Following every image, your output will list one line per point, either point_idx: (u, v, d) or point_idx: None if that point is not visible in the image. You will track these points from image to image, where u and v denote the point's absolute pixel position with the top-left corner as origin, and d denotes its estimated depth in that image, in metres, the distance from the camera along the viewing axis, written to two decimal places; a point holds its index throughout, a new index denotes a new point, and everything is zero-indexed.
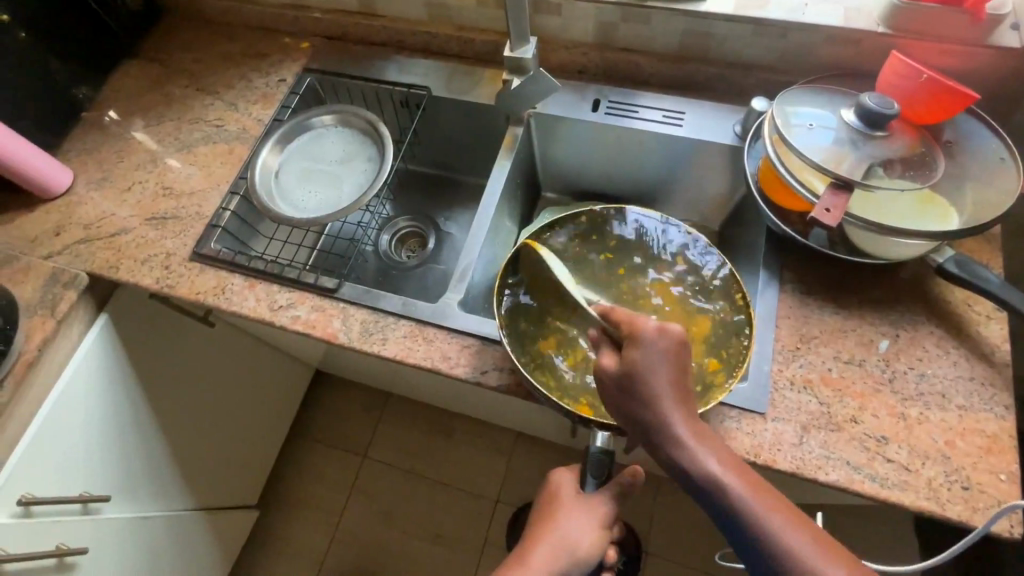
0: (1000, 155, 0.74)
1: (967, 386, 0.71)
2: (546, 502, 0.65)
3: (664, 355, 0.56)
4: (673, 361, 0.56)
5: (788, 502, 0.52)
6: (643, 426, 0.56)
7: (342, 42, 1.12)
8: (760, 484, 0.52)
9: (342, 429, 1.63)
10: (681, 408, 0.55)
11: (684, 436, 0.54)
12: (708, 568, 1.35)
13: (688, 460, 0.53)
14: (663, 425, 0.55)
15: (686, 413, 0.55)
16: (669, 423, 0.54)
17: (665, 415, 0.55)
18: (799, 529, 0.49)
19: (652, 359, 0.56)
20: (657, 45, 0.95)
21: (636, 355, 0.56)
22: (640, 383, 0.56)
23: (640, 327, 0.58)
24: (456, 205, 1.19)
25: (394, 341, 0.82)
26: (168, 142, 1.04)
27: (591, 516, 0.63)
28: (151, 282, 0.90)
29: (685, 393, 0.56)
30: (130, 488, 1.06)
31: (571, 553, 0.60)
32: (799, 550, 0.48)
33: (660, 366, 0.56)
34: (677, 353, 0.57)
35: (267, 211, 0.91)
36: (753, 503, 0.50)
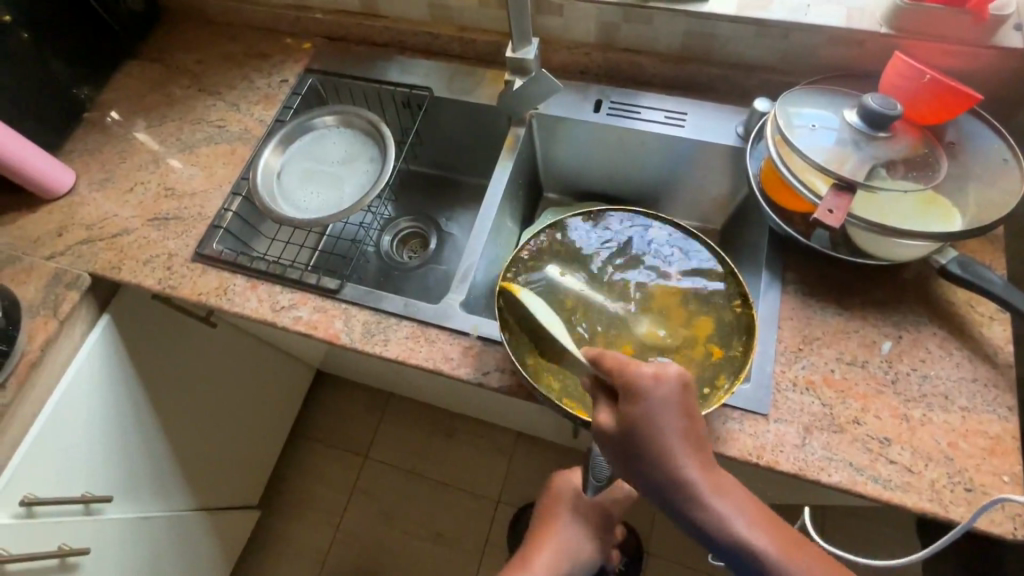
0: (1003, 155, 0.74)
1: (970, 388, 0.71)
2: (549, 504, 0.65)
3: (669, 406, 0.52)
4: (679, 410, 0.52)
5: (807, 539, 0.50)
6: (659, 486, 0.51)
7: (344, 43, 1.12)
8: (779, 526, 0.50)
9: (344, 429, 1.63)
10: (694, 458, 0.51)
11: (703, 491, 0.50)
12: (709, 568, 1.34)
13: (711, 519, 0.49)
14: (678, 483, 0.50)
15: (700, 463, 0.51)
16: (686, 481, 0.50)
17: (680, 471, 0.50)
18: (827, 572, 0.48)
19: (658, 410, 0.51)
20: (660, 46, 0.95)
21: (641, 409, 0.52)
22: (650, 439, 0.51)
23: (639, 375, 0.53)
24: (459, 206, 1.19)
25: (397, 341, 0.82)
26: (170, 142, 1.05)
27: (593, 515, 0.64)
28: (154, 282, 0.90)
29: (693, 441, 0.52)
30: (132, 489, 1.06)
31: (575, 553, 0.61)
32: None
33: (667, 417, 0.51)
34: (681, 396, 0.52)
35: (269, 211, 0.91)
36: (781, 553, 0.48)
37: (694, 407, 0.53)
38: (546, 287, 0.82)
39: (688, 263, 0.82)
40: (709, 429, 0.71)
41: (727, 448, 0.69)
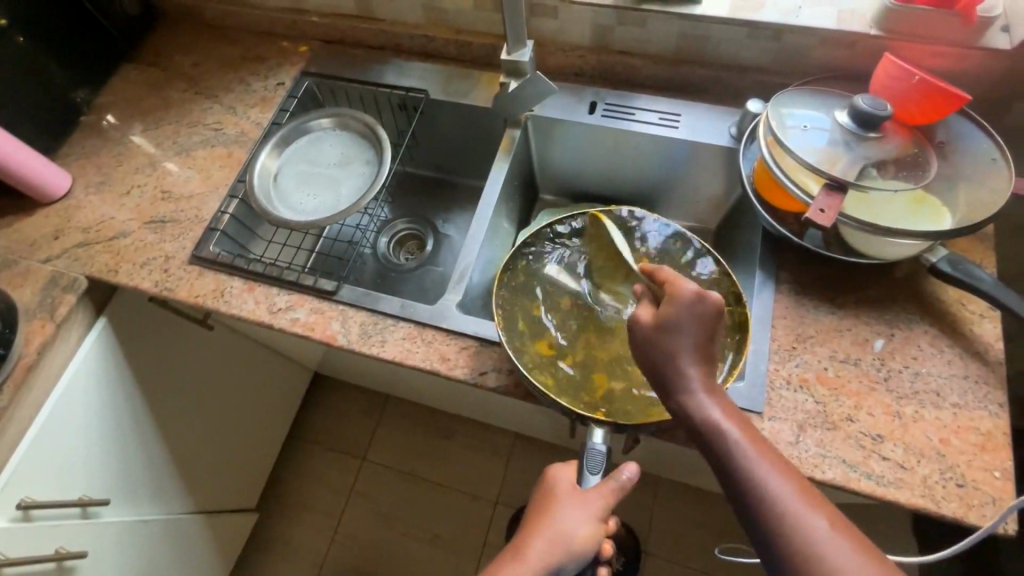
0: (993, 155, 0.75)
1: (962, 385, 0.72)
2: (542, 498, 0.65)
3: (693, 315, 0.56)
4: (703, 324, 0.56)
5: (789, 463, 0.52)
6: (656, 372, 0.57)
7: (341, 46, 1.12)
8: (763, 441, 0.53)
9: (342, 430, 1.64)
10: (701, 363, 0.56)
11: (697, 386, 0.55)
12: (708, 568, 1.35)
13: (698, 406, 0.54)
14: (678, 372, 0.56)
15: (704, 369, 0.56)
16: (684, 374, 0.55)
17: (681, 366, 0.56)
18: (798, 489, 0.49)
19: (681, 312, 0.56)
20: (654, 48, 0.96)
21: (666, 307, 0.57)
22: (662, 336, 0.56)
23: (678, 286, 0.58)
24: (455, 207, 1.19)
25: (394, 343, 0.82)
26: (167, 145, 1.05)
27: (587, 510, 0.62)
28: (151, 285, 0.90)
29: (709, 351, 0.57)
30: (129, 491, 1.06)
31: (565, 549, 0.60)
32: (791, 503, 0.48)
33: (689, 321, 0.56)
34: (710, 320, 0.56)
35: (267, 214, 0.92)
36: (754, 454, 0.51)
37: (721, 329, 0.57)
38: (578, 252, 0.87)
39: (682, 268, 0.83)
40: None
41: None
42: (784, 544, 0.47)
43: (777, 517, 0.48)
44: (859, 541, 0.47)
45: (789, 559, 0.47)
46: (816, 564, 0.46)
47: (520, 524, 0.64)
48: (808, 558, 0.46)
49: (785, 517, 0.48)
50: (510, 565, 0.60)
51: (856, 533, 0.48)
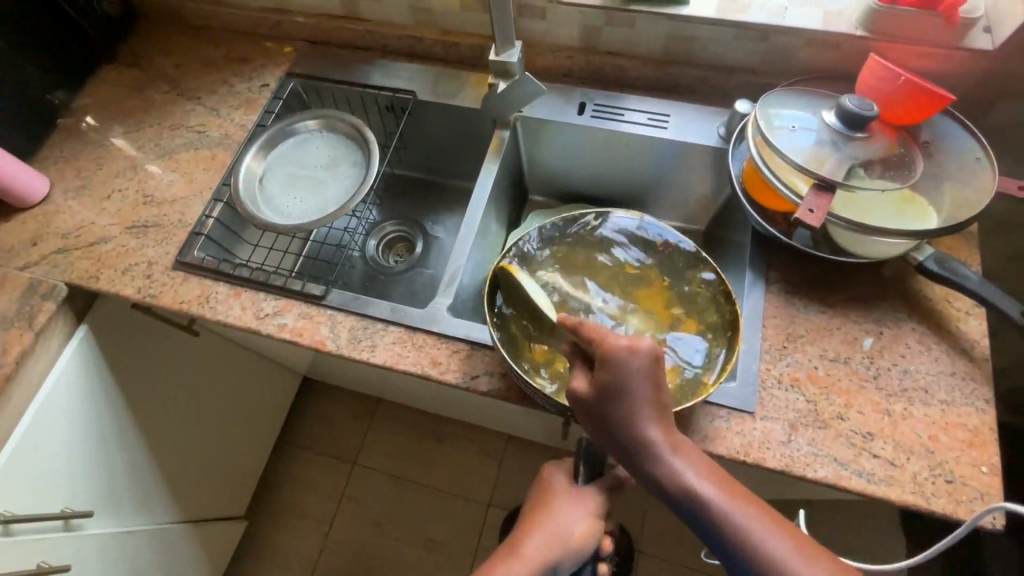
0: (977, 154, 0.76)
1: (949, 382, 0.73)
2: (539, 496, 0.65)
3: (637, 373, 0.55)
4: (647, 377, 0.56)
5: (763, 502, 0.53)
6: (618, 440, 0.56)
7: (326, 47, 1.11)
8: (736, 487, 0.53)
9: (332, 437, 1.62)
10: (655, 419, 0.56)
11: (659, 446, 0.55)
12: (700, 566, 1.35)
13: (665, 469, 0.54)
14: (637, 437, 0.55)
15: (661, 423, 0.56)
16: (644, 437, 0.55)
17: (639, 429, 0.55)
18: (777, 529, 0.50)
19: (620, 375, 0.55)
20: (641, 49, 0.96)
21: (604, 374, 0.56)
22: (615, 402, 0.56)
23: (613, 344, 0.56)
24: (444, 209, 1.19)
25: (384, 347, 0.81)
26: (149, 147, 1.03)
27: (584, 506, 0.62)
28: (133, 291, 0.88)
29: (660, 405, 0.56)
30: (112, 503, 1.03)
31: (563, 544, 0.59)
32: (777, 550, 0.49)
33: (632, 381, 0.55)
34: (650, 369, 0.56)
35: (253, 217, 0.90)
36: (730, 503, 0.52)
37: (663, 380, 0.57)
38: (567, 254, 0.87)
39: (680, 265, 0.83)
40: (697, 427, 0.72)
41: (714, 447, 0.70)
42: None
43: (766, 567, 0.49)
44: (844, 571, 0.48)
45: None
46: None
47: (514, 523, 0.63)
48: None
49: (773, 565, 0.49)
50: (505, 565, 0.57)
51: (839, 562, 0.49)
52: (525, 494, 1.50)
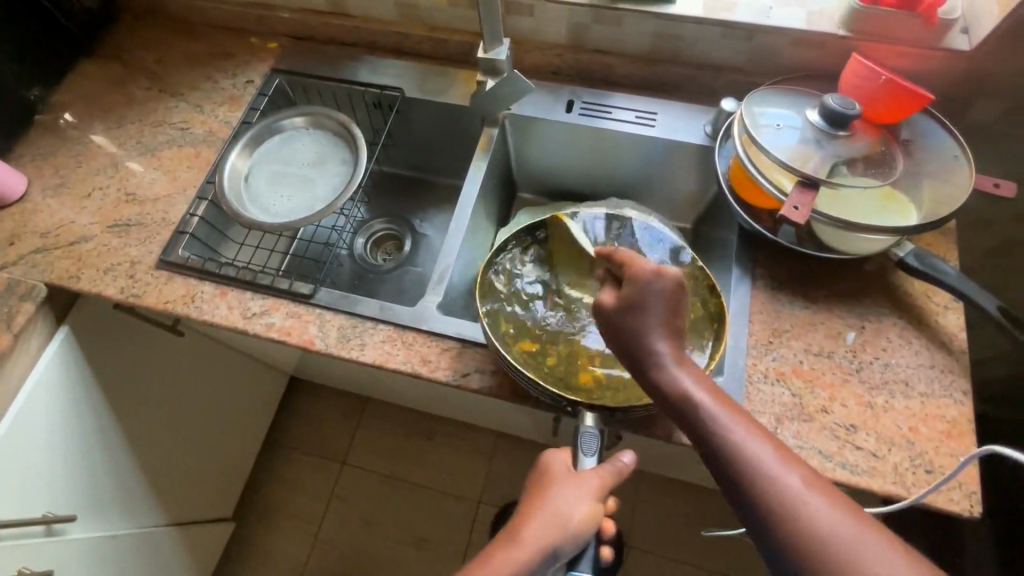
0: (955, 152, 0.78)
1: (928, 374, 0.74)
2: (537, 481, 0.62)
3: (658, 292, 0.58)
4: (668, 299, 0.58)
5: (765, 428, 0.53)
6: (629, 350, 0.58)
7: (312, 43, 1.10)
8: (738, 410, 0.54)
9: (321, 435, 1.61)
10: (667, 336, 0.58)
11: (669, 359, 0.57)
12: (689, 558, 1.37)
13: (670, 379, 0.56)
14: (648, 346, 0.57)
15: (674, 343, 0.58)
16: (654, 349, 0.57)
17: (651, 341, 0.57)
18: (773, 448, 0.50)
19: (642, 288, 0.58)
20: (629, 47, 0.96)
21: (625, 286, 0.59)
22: (632, 314, 0.58)
23: (640, 267, 0.60)
24: (433, 207, 1.18)
25: (373, 346, 0.81)
26: (130, 145, 1.01)
27: (584, 489, 0.60)
28: (115, 291, 0.86)
29: (676, 327, 0.58)
30: (95, 507, 1.01)
31: (562, 528, 0.58)
32: (768, 465, 0.49)
33: (652, 298, 0.58)
34: (671, 295, 0.58)
35: (239, 216, 0.89)
36: (729, 419, 0.52)
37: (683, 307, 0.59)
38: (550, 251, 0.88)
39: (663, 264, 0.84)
40: None
41: None
42: (766, 507, 0.48)
43: (752, 480, 0.49)
44: (836, 497, 0.47)
45: (771, 522, 0.47)
46: (793, 523, 0.46)
47: (513, 508, 0.61)
48: (785, 517, 0.47)
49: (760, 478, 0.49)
50: (504, 551, 0.57)
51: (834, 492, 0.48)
52: (515, 490, 1.51)
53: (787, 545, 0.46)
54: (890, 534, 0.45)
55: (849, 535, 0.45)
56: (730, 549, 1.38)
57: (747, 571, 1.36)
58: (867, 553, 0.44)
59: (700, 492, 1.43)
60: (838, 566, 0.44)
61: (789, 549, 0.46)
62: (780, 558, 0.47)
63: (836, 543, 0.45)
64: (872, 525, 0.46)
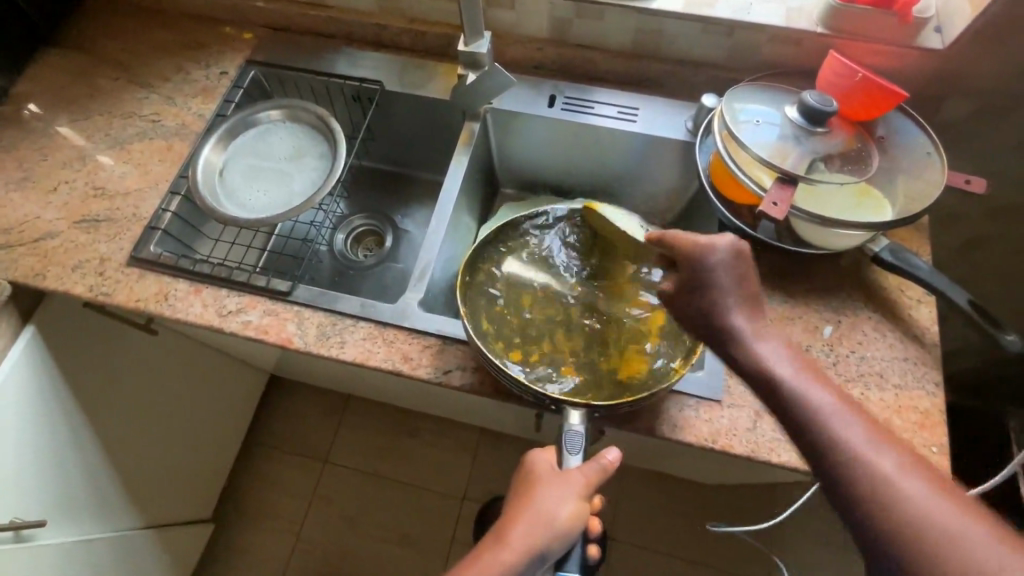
0: (928, 149, 0.79)
1: (902, 367, 0.76)
2: (522, 483, 0.62)
3: (723, 262, 0.59)
4: (734, 270, 0.59)
5: (856, 406, 0.52)
6: (702, 322, 0.60)
7: (288, 34, 1.07)
8: (826, 384, 0.53)
9: (303, 433, 1.59)
10: (742, 308, 0.58)
11: (747, 332, 0.57)
12: (671, 549, 1.39)
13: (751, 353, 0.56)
14: (724, 321, 0.58)
15: (750, 316, 0.58)
16: (731, 324, 0.58)
17: (725, 313, 0.58)
18: (864, 426, 0.50)
19: (712, 260, 0.60)
20: (610, 42, 0.96)
21: (697, 260, 0.60)
22: (703, 286, 0.59)
23: (692, 241, 0.62)
24: (414, 202, 1.17)
25: (353, 343, 0.80)
26: (98, 137, 0.97)
27: (569, 488, 0.59)
28: (84, 289, 0.83)
29: (752, 301, 0.59)
30: (67, 511, 0.98)
31: (548, 528, 0.57)
32: (857, 442, 0.49)
33: (723, 271, 0.59)
34: (733, 264, 0.60)
35: (213, 211, 0.87)
36: (816, 392, 0.52)
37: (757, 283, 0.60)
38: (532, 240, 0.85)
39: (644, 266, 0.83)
40: (666, 416, 0.74)
41: (683, 434, 0.72)
42: (854, 483, 0.47)
43: (839, 453, 0.49)
44: (933, 480, 0.46)
45: (860, 499, 0.47)
46: (883, 498, 0.46)
47: (501, 510, 0.61)
48: (875, 496, 0.46)
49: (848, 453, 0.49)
50: (492, 554, 0.58)
51: (928, 470, 0.47)
52: (499, 486, 1.51)
53: (876, 522, 0.46)
54: (994, 522, 0.44)
55: (944, 518, 0.44)
56: (712, 540, 1.40)
57: (727, 561, 1.38)
58: (964, 535, 0.43)
59: (682, 485, 1.45)
60: (934, 548, 0.43)
61: (878, 530, 0.46)
62: (867, 536, 0.46)
63: (930, 522, 0.44)
64: (972, 510, 0.45)
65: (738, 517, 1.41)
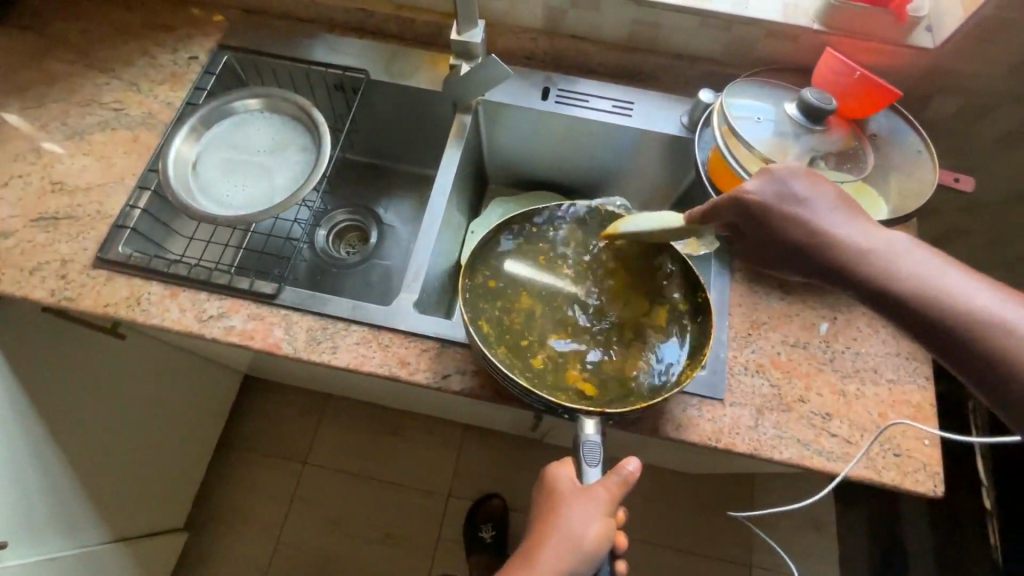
0: (918, 147, 0.80)
1: (895, 361, 0.78)
2: (545, 501, 0.62)
3: (799, 185, 0.57)
4: (813, 190, 0.57)
5: (1005, 291, 0.49)
6: (799, 254, 0.56)
7: (264, 17, 1.01)
8: (966, 277, 0.50)
9: (281, 435, 1.53)
10: (842, 226, 0.55)
11: (862, 255, 0.53)
12: (657, 539, 1.42)
13: (865, 274, 0.52)
14: (827, 251, 0.54)
15: (853, 229, 0.54)
16: (836, 249, 0.54)
17: (825, 234, 0.54)
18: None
19: (787, 194, 0.57)
20: (605, 34, 0.94)
21: (768, 200, 0.57)
22: (789, 217, 0.56)
23: (755, 178, 0.59)
24: (399, 196, 1.13)
25: (346, 348, 0.76)
26: (54, 127, 0.89)
27: (594, 506, 0.58)
28: (44, 294, 0.77)
29: (853, 214, 0.55)
30: (31, 530, 0.92)
31: (576, 550, 0.57)
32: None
33: (805, 201, 0.56)
34: (806, 183, 0.57)
35: (187, 208, 0.81)
36: (966, 296, 0.49)
37: (845, 197, 0.57)
38: (530, 242, 0.82)
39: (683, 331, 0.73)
40: (670, 416, 0.73)
41: (688, 433, 0.72)
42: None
43: (1013, 360, 0.46)
44: None
45: None
46: None
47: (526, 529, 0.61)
48: None
49: (1006, 355, 0.46)
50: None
51: None
52: (486, 483, 1.49)
53: None
54: None
55: None
56: (696, 529, 1.43)
57: (711, 549, 1.41)
58: None
59: (667, 477, 1.47)
60: None
61: None
62: None
63: None
64: None
65: (722, 506, 1.45)
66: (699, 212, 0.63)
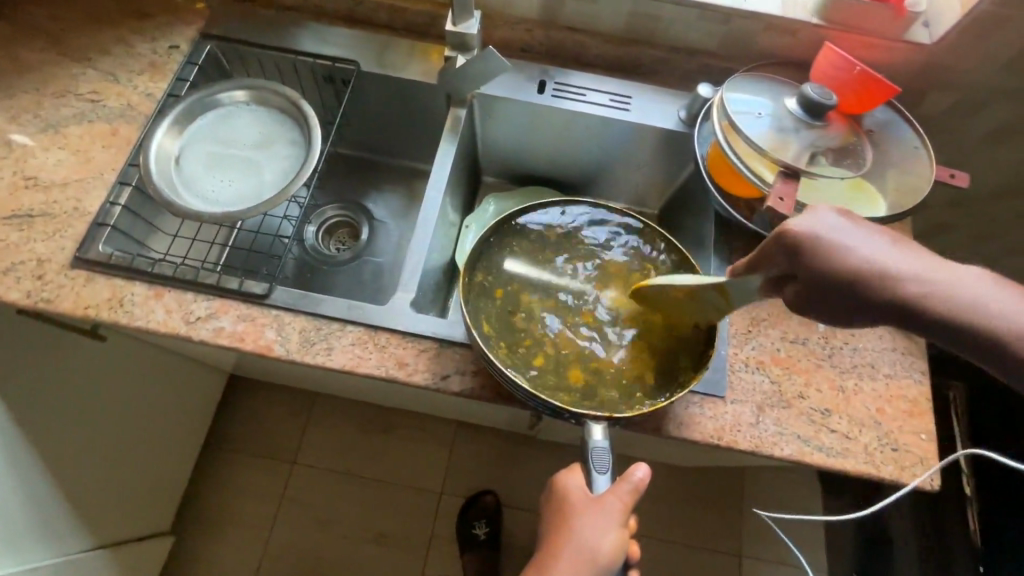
0: (915, 143, 0.81)
1: (892, 357, 0.78)
2: (556, 512, 0.61)
3: (847, 223, 0.48)
4: (862, 228, 0.48)
5: None
6: (870, 303, 0.46)
7: (248, 5, 0.97)
8: None
9: (270, 435, 1.50)
10: (911, 265, 0.46)
11: (944, 296, 0.44)
12: (650, 532, 1.42)
13: (953, 319, 0.44)
14: (906, 296, 0.45)
15: (925, 266, 0.46)
16: (915, 293, 0.45)
17: (897, 277, 0.45)
18: None
19: (842, 235, 0.47)
20: (601, 26, 0.92)
21: (820, 244, 0.47)
22: (851, 261, 0.46)
23: (793, 221, 0.49)
24: (390, 192, 1.10)
25: (342, 349, 0.74)
26: (26, 119, 0.84)
27: (607, 516, 0.58)
28: (20, 296, 0.73)
29: (913, 250, 0.47)
30: (12, 541, 0.88)
31: (591, 562, 0.57)
32: None
33: (862, 241, 0.47)
34: (852, 221, 0.49)
35: (170, 204, 0.77)
36: None
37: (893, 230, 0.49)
38: (529, 239, 0.81)
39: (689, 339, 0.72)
40: (673, 415, 0.73)
41: (690, 432, 0.72)
42: None
43: None
44: None
45: None
46: None
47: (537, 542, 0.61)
48: None
49: None
50: None
51: None
52: (478, 480, 1.48)
53: None
54: None
55: None
56: (688, 521, 1.44)
57: (702, 541, 1.43)
58: None
59: (660, 470, 1.47)
60: None
61: None
62: None
63: None
64: None
65: (715, 499, 1.46)
66: (743, 264, 0.55)
